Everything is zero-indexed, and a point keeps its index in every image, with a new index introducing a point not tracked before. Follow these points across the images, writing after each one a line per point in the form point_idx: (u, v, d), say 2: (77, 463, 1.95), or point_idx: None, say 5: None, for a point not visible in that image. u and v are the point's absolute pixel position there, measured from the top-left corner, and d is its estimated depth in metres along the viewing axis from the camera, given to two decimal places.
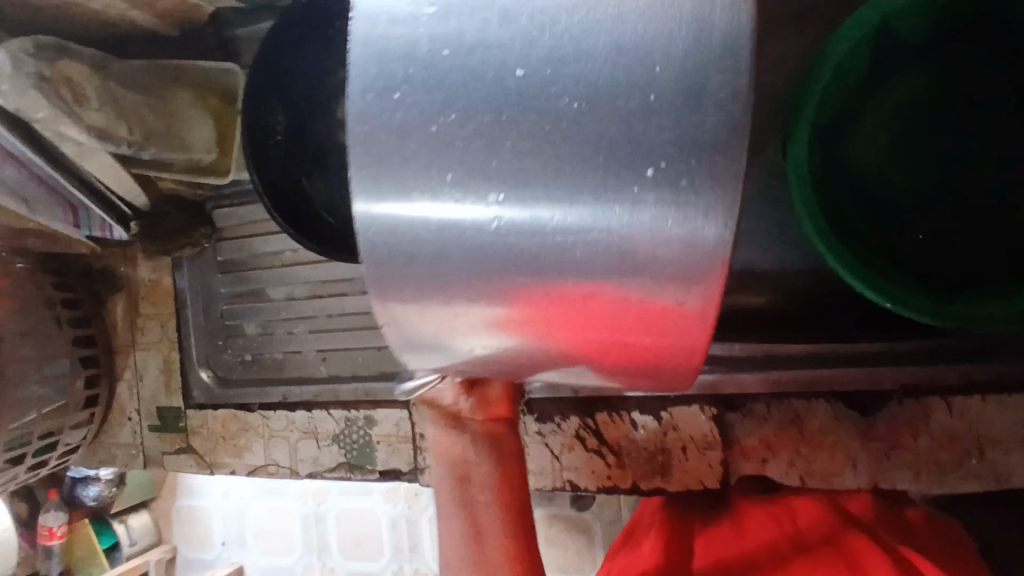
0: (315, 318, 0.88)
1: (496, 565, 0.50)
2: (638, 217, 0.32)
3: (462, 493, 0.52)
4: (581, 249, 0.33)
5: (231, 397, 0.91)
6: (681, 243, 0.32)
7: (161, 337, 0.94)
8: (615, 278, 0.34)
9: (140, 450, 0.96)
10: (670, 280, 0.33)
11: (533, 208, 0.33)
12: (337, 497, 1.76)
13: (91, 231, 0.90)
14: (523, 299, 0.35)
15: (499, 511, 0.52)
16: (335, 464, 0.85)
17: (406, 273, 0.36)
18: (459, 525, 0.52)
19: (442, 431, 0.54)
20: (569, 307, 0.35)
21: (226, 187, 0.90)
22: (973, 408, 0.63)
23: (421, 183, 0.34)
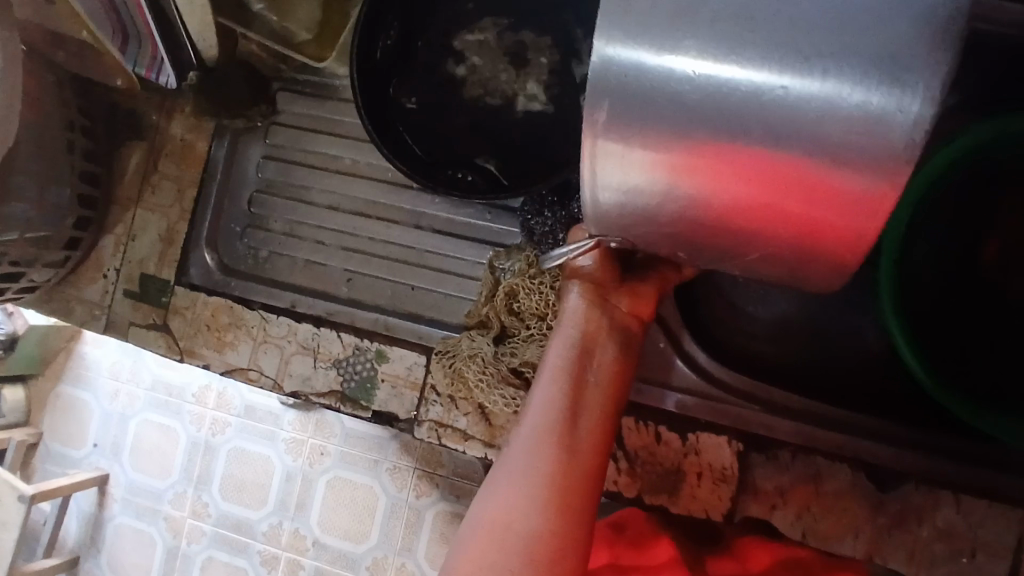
0: (353, 237, 0.84)
1: (584, 439, 0.55)
2: (890, 104, 0.33)
3: (577, 367, 0.58)
4: (799, 120, 0.35)
5: (231, 287, 0.85)
6: (874, 123, 0.34)
7: (173, 202, 0.86)
8: (816, 154, 0.35)
9: (106, 313, 0.85)
10: (861, 163, 0.35)
11: (750, 71, 0.35)
12: (235, 434, 1.45)
13: (137, 66, 0.81)
14: (736, 164, 0.37)
15: (603, 398, 0.58)
16: (326, 390, 0.79)
17: (611, 103, 0.38)
18: (563, 393, 0.57)
19: (581, 304, 0.61)
20: (765, 173, 0.37)
21: (303, 74, 0.85)
22: (978, 511, 0.66)
23: (663, 35, 0.36)
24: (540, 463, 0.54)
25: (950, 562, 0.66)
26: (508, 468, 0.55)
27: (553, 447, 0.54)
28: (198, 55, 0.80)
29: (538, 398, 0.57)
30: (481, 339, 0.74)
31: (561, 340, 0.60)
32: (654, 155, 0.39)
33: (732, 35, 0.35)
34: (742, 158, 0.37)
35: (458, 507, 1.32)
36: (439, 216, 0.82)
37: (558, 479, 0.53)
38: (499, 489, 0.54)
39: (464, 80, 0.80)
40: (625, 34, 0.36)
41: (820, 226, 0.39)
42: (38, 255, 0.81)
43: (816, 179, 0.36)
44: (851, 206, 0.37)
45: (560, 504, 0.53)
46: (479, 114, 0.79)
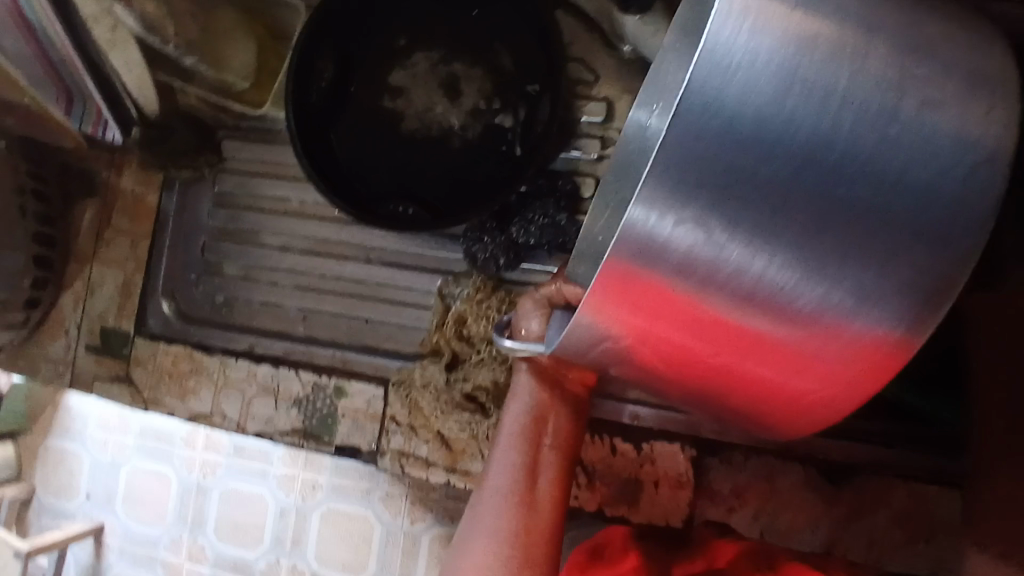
0: (306, 276, 0.85)
1: (546, 511, 0.55)
2: (856, 307, 0.36)
3: (532, 436, 0.57)
4: (798, 307, 0.36)
5: (191, 335, 0.87)
6: (837, 319, 0.37)
7: (128, 256, 0.88)
8: (793, 330, 0.37)
9: (70, 369, 0.86)
10: (833, 341, 0.38)
11: (774, 263, 0.35)
12: (225, 474, 1.46)
13: (83, 125, 0.83)
14: (713, 330, 0.39)
15: (557, 455, 0.57)
16: (289, 429, 0.80)
17: (634, 264, 0.36)
18: (522, 457, 0.56)
19: (531, 381, 0.59)
20: (741, 336, 0.39)
21: (244, 121, 0.86)
22: (932, 497, 0.67)
23: (688, 213, 0.34)
24: (505, 524, 0.54)
25: (909, 550, 0.67)
26: (474, 530, 0.55)
27: (517, 508, 0.54)
28: (139, 110, 0.82)
29: (495, 467, 0.57)
30: (434, 367, 0.76)
31: (514, 405, 0.59)
32: (650, 309, 0.38)
33: (771, 230, 0.34)
34: (733, 329, 0.38)
35: (451, 530, 1.32)
36: (387, 249, 0.83)
37: (522, 543, 0.53)
38: (469, 556, 0.53)
39: (401, 114, 0.82)
40: (666, 205, 0.34)
41: (763, 381, 0.42)
42: None
43: (793, 347, 0.38)
44: (820, 373, 0.40)
45: (526, 573, 0.52)
46: (418, 147, 0.81)
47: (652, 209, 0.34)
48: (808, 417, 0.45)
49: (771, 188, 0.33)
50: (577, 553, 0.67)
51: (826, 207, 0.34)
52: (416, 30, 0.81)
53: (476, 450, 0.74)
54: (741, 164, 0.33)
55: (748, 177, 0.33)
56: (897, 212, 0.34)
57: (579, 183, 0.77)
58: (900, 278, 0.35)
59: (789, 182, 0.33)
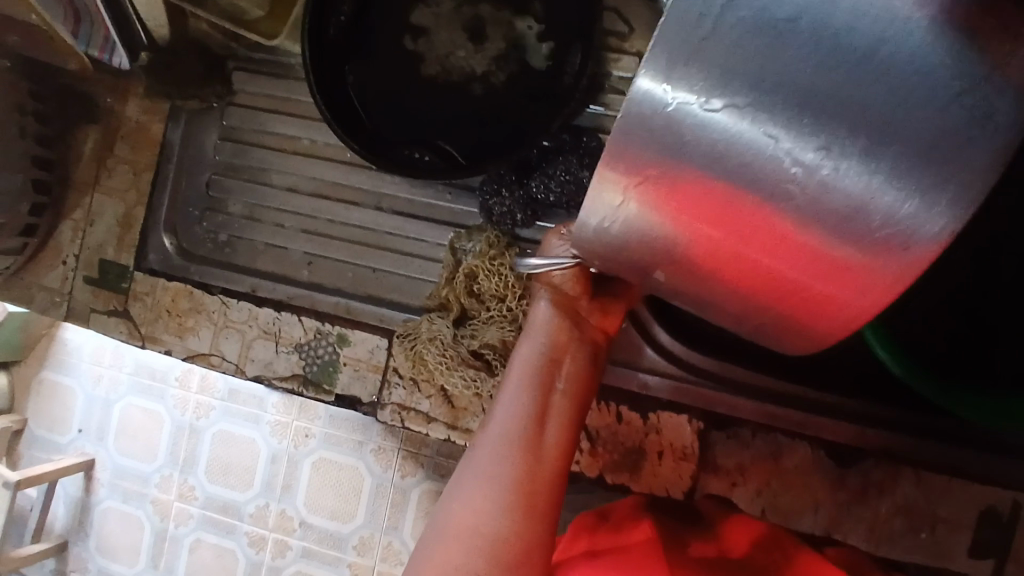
0: (313, 220, 0.83)
1: (551, 454, 0.53)
2: (895, 200, 0.32)
3: (545, 376, 0.55)
4: (825, 196, 0.33)
5: (192, 272, 0.84)
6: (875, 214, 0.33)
7: (131, 186, 0.85)
8: (822, 227, 0.34)
9: (66, 300, 0.84)
10: (868, 240, 0.34)
11: (796, 145, 0.32)
12: (219, 416, 1.45)
13: (88, 47, 0.78)
14: (734, 225, 0.35)
15: (570, 402, 0.55)
16: (288, 374, 0.78)
17: (641, 142, 0.34)
18: (532, 400, 0.54)
19: (550, 316, 0.57)
20: (764, 232, 0.35)
21: (257, 52, 0.83)
22: (938, 486, 0.66)
23: (696, 87, 0.33)
24: (507, 467, 0.52)
25: (910, 537, 0.67)
26: (474, 470, 0.52)
27: (521, 454, 0.52)
28: (149, 36, 0.79)
29: (504, 405, 0.54)
30: (442, 322, 0.73)
31: (530, 346, 0.57)
32: (671, 198, 0.36)
33: (789, 107, 0.32)
34: (764, 224, 0.35)
35: (441, 487, 1.32)
36: (399, 197, 0.81)
37: (524, 485, 0.51)
38: (466, 492, 0.51)
39: (422, 57, 0.78)
40: (674, 71, 0.33)
41: (796, 294, 0.37)
42: None
43: (834, 252, 0.34)
44: (859, 285, 0.35)
45: (525, 514, 0.50)
46: (437, 91, 0.78)
47: (661, 73, 0.33)
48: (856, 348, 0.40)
49: (801, 71, 0.32)
50: (585, 517, 0.67)
51: (861, 96, 0.32)
52: None
53: (479, 408, 0.73)
54: (751, 37, 0.32)
55: (761, 49, 0.32)
56: (940, 115, 0.31)
57: (603, 141, 0.74)
58: (948, 183, 0.32)
59: (808, 59, 0.32)
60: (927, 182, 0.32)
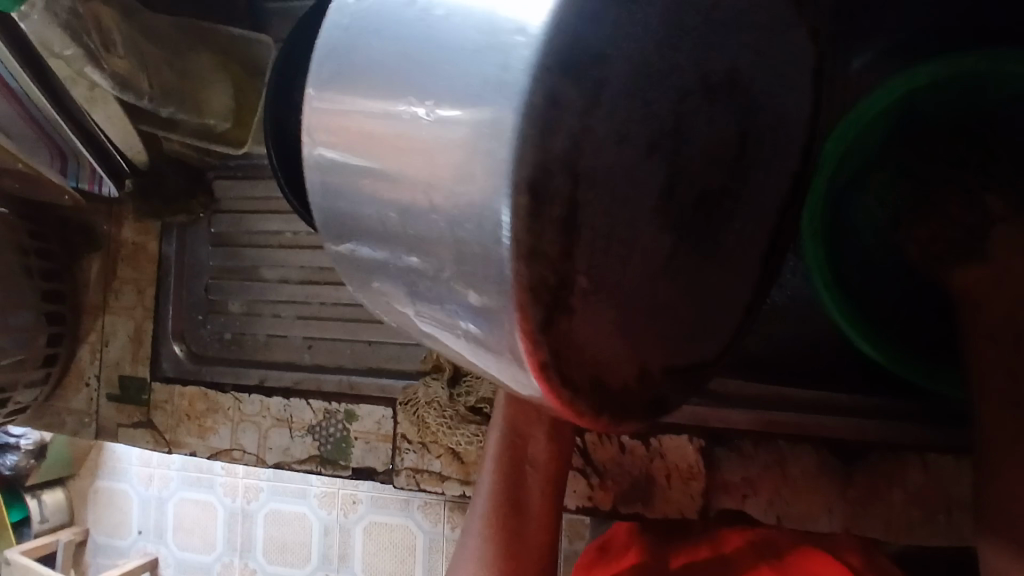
0: (307, 305, 0.87)
1: (531, 527, 0.55)
2: (473, 209, 0.27)
3: (513, 460, 0.55)
4: (434, 218, 0.29)
5: (202, 374, 0.89)
6: (469, 224, 0.27)
7: (136, 303, 0.90)
8: (457, 274, 0.29)
9: (94, 419, 0.90)
10: (479, 276, 0.28)
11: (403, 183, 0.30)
12: None
13: (78, 182, 0.85)
14: (409, 278, 0.33)
15: (538, 485, 0.56)
16: (306, 456, 0.82)
17: (332, 214, 0.36)
18: (504, 488, 0.55)
19: (507, 401, 0.55)
20: (431, 282, 0.31)
21: (231, 160, 0.89)
22: (947, 470, 0.66)
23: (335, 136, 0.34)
24: (491, 549, 0.54)
25: (929, 525, 0.66)
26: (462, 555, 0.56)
27: (498, 533, 0.55)
28: (129, 161, 0.85)
29: (483, 488, 0.56)
30: (437, 384, 0.76)
31: (496, 437, 0.56)
32: (381, 257, 0.34)
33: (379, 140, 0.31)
34: (428, 275, 0.31)
35: None
36: None
37: (511, 563, 0.54)
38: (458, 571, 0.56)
39: None
40: (337, 143, 0.34)
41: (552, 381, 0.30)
42: (18, 378, 0.85)
43: (475, 311, 0.29)
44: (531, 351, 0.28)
45: None
46: None
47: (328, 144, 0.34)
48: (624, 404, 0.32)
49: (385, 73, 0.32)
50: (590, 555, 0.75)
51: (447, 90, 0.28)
52: None
53: None
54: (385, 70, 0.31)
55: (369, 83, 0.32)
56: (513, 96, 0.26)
57: None
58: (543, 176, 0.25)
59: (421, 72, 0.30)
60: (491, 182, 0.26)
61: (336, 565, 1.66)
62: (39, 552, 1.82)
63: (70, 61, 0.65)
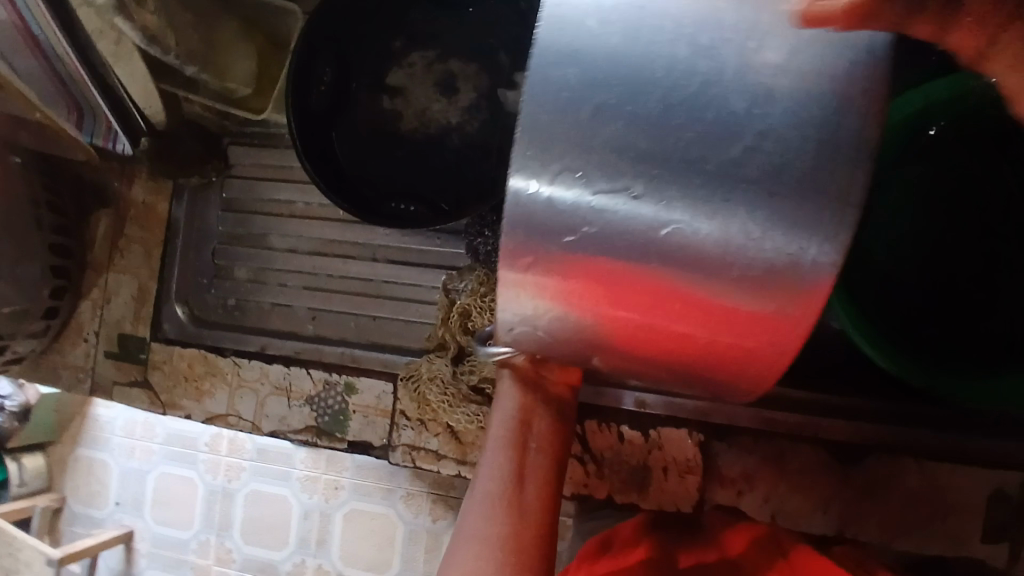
0: (314, 276, 0.87)
1: (535, 507, 0.53)
2: (798, 244, 0.33)
3: (518, 437, 0.56)
4: (656, 241, 0.34)
5: (204, 337, 0.88)
6: (776, 263, 0.33)
7: (143, 263, 0.90)
8: (714, 285, 0.35)
9: (90, 376, 0.89)
10: (773, 294, 0.34)
11: (638, 202, 0.33)
12: None
13: (94, 138, 0.85)
14: (617, 295, 0.36)
15: (541, 463, 0.55)
16: (302, 426, 0.81)
17: (528, 243, 0.35)
18: (507, 464, 0.54)
19: (513, 383, 0.57)
20: (642, 292, 0.36)
21: (249, 126, 0.88)
22: (942, 474, 0.68)
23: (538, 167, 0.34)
24: (495, 529, 0.51)
25: (920, 526, 0.68)
26: (462, 538, 0.52)
27: (503, 512, 0.52)
28: (148, 121, 0.84)
29: (484, 469, 0.55)
30: (441, 361, 0.76)
31: (499, 414, 0.57)
32: (561, 289, 0.37)
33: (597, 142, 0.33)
34: (662, 285, 0.35)
35: None
36: (392, 247, 0.85)
37: (515, 543, 0.51)
38: (457, 559, 0.51)
39: (400, 115, 0.83)
40: (546, 170, 0.33)
41: (727, 350, 0.38)
42: (17, 328, 0.84)
43: (737, 308, 0.35)
44: (782, 339, 0.36)
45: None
46: (417, 145, 0.82)
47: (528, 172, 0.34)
48: (749, 373, 0.40)
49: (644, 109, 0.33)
50: (589, 547, 0.68)
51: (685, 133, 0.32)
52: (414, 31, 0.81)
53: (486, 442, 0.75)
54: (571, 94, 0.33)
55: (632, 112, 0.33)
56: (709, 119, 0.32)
57: None
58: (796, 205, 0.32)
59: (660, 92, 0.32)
60: (785, 209, 0.32)
61: (313, 550, 1.65)
62: (14, 515, 1.79)
63: (102, 10, 0.66)
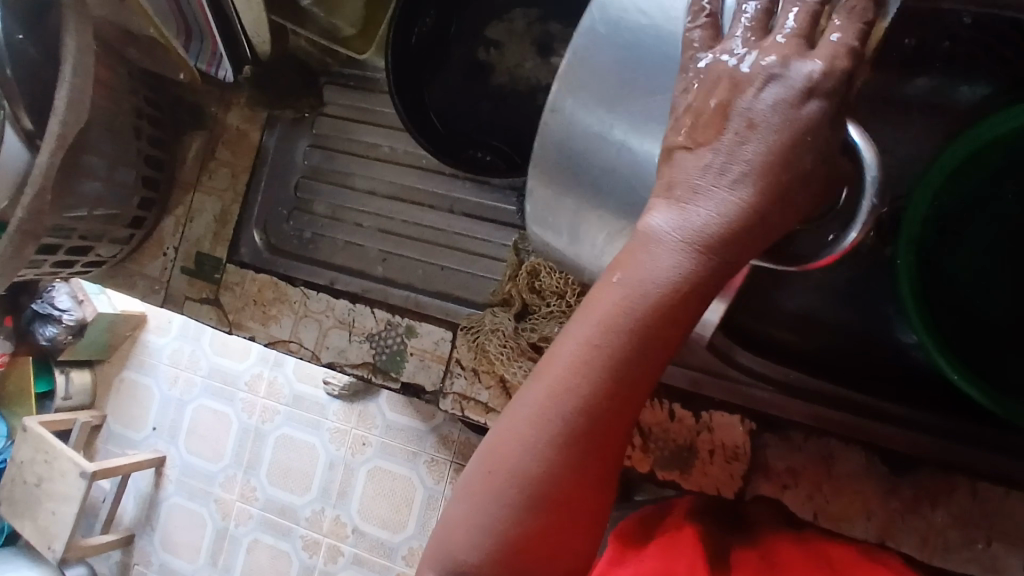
0: (389, 220, 0.89)
1: (567, 395, 0.44)
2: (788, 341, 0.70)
3: (636, 318, 0.42)
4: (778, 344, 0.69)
5: (276, 265, 0.92)
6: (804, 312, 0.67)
7: (228, 187, 0.93)
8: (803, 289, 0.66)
9: (164, 288, 0.94)
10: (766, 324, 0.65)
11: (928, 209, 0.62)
12: (284, 421, 1.77)
13: (198, 61, 0.88)
14: None
15: (635, 388, 0.44)
16: (359, 361, 0.84)
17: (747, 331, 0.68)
18: (602, 355, 0.43)
19: (646, 236, 0.43)
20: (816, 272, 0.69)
21: (348, 68, 0.91)
22: (995, 499, 0.66)
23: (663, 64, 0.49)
24: (562, 437, 0.44)
25: (964, 549, 0.66)
26: (503, 463, 0.45)
27: (576, 421, 0.44)
28: (253, 51, 0.87)
29: (570, 332, 0.45)
30: (504, 315, 0.78)
31: (578, 337, 0.44)
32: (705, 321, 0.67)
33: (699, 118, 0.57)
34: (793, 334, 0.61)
35: None
36: (469, 201, 0.87)
37: (579, 458, 0.44)
38: (502, 430, 0.46)
39: (493, 67, 0.84)
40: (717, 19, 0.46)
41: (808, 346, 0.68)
42: (104, 230, 0.89)
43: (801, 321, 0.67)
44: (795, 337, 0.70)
45: (550, 479, 0.44)
46: (504, 100, 0.84)
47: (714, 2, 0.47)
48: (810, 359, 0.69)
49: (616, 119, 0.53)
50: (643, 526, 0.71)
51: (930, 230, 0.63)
52: None
53: None
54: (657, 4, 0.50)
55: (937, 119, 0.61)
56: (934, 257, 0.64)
57: None
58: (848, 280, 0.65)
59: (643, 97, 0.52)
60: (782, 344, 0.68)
61: (333, 501, 1.69)
62: (57, 425, 1.87)
63: None
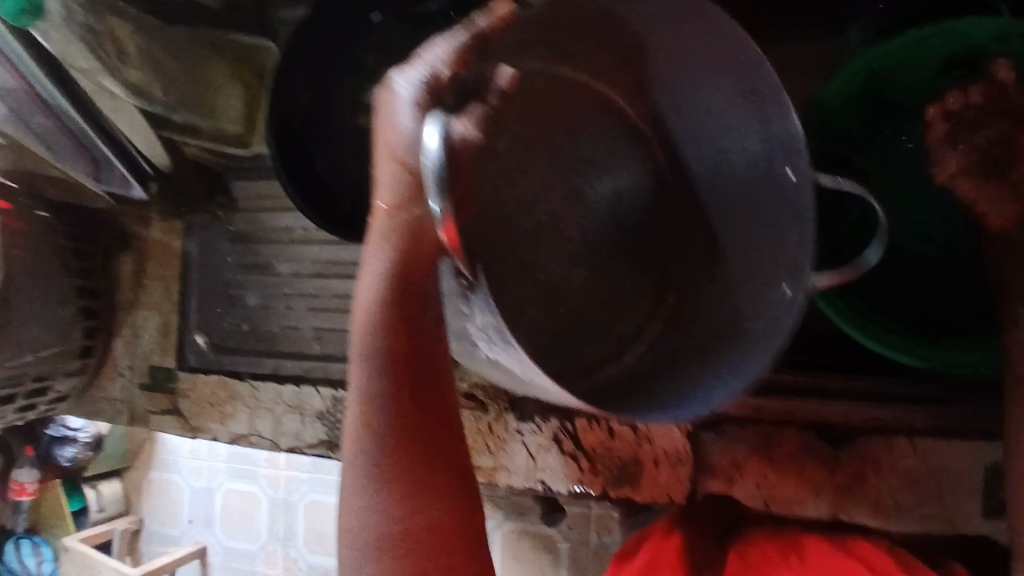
0: (317, 297, 0.91)
1: (376, 390, 0.47)
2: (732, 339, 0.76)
3: (390, 297, 0.46)
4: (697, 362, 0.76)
5: (223, 363, 0.95)
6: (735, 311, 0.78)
7: (164, 298, 0.98)
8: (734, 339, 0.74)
9: (127, 407, 0.98)
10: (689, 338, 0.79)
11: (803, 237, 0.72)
12: (308, 489, 1.80)
13: (111, 186, 0.90)
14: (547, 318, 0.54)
15: (429, 358, 0.48)
16: (316, 441, 0.86)
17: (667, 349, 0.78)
18: (379, 343, 0.46)
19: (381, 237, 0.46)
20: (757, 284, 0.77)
21: (246, 161, 0.94)
22: (937, 452, 0.66)
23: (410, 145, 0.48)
24: (391, 423, 0.47)
25: (919, 508, 0.67)
26: (362, 475, 0.47)
27: (393, 409, 0.47)
28: (153, 165, 0.89)
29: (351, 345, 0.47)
30: None
31: (357, 340, 0.47)
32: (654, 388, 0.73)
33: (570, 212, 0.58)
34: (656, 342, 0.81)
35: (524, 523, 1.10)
36: None
37: (413, 433, 0.47)
38: (347, 454, 0.48)
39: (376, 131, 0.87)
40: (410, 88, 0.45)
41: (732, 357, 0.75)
42: (57, 367, 0.92)
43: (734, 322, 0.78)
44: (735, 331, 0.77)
45: (404, 465, 0.47)
46: None
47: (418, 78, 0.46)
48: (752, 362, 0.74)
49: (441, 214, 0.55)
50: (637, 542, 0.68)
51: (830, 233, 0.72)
52: (389, 49, 0.84)
53: (484, 446, 0.79)
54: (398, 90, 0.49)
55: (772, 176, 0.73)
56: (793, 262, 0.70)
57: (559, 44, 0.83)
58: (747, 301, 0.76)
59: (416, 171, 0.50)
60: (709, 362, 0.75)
61: None
62: (96, 540, 1.92)
63: (88, 73, 0.73)
